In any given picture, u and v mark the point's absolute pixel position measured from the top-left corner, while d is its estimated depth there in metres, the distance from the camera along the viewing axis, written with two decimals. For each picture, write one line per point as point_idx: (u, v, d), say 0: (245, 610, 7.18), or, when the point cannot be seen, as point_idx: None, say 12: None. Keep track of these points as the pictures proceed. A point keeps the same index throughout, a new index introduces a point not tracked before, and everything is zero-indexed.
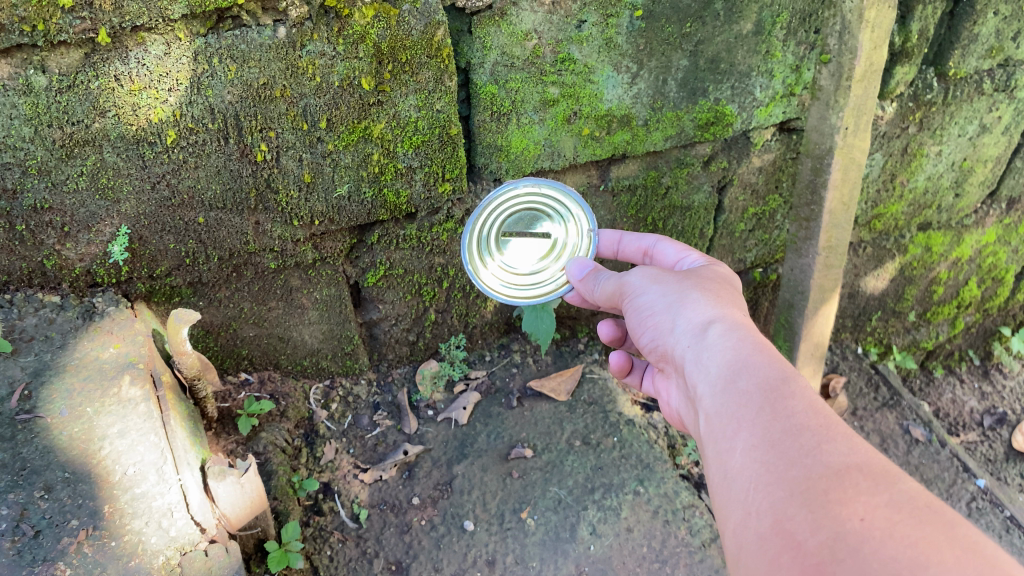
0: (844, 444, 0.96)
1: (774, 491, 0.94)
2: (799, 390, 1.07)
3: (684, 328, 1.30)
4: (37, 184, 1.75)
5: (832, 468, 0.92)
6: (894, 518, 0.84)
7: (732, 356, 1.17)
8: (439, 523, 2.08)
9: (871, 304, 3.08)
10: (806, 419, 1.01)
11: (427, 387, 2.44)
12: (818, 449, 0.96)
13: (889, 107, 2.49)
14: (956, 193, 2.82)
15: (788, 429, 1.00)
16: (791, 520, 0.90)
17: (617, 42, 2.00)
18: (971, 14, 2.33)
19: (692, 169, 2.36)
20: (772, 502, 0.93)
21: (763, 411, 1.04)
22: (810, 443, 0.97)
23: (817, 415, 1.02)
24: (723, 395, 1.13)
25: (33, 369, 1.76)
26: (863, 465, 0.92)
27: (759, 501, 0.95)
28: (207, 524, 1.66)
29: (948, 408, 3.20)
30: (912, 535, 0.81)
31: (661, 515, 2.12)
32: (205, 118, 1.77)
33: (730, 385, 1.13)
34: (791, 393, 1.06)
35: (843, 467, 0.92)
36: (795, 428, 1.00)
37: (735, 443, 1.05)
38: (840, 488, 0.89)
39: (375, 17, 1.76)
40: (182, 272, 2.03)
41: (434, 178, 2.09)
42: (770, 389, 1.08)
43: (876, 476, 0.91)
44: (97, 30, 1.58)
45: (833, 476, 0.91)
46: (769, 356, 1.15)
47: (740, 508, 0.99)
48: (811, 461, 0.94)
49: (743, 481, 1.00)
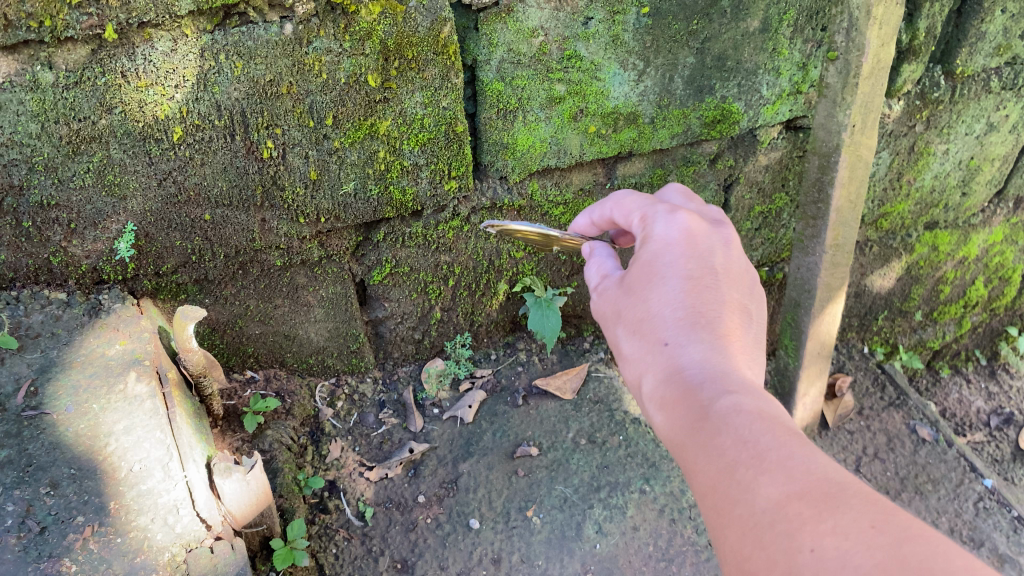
0: (781, 468, 0.93)
1: (729, 535, 0.94)
2: (723, 417, 1.02)
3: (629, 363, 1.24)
4: (43, 181, 1.75)
5: (772, 504, 0.90)
6: (842, 547, 0.82)
7: (669, 387, 1.12)
8: (444, 521, 2.07)
9: (877, 303, 3.07)
10: (740, 450, 0.97)
11: (432, 385, 2.43)
12: (755, 489, 0.93)
13: (896, 105, 2.48)
14: (964, 191, 2.81)
15: (725, 469, 0.97)
16: (748, 562, 0.90)
17: (623, 39, 2.00)
18: (979, 12, 2.32)
19: (699, 167, 2.36)
20: (732, 545, 0.94)
21: (698, 453, 1.02)
22: (747, 482, 0.94)
23: (749, 439, 0.98)
24: (666, 435, 1.10)
25: (39, 365, 1.75)
26: (802, 492, 0.90)
27: (722, 545, 0.96)
28: (212, 521, 1.66)
29: (955, 408, 3.19)
30: (862, 568, 0.80)
31: (666, 514, 2.12)
32: (211, 114, 1.77)
33: (673, 423, 1.09)
34: (719, 423, 1.02)
35: (784, 497, 0.90)
36: (731, 467, 0.97)
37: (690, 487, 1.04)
38: (785, 523, 0.88)
39: (381, 14, 1.76)
40: (188, 269, 2.03)
41: (440, 176, 2.09)
42: (697, 432, 1.03)
43: (818, 501, 0.88)
44: (104, 26, 1.58)
45: (774, 511, 0.90)
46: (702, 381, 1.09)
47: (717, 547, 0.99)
48: (751, 499, 0.93)
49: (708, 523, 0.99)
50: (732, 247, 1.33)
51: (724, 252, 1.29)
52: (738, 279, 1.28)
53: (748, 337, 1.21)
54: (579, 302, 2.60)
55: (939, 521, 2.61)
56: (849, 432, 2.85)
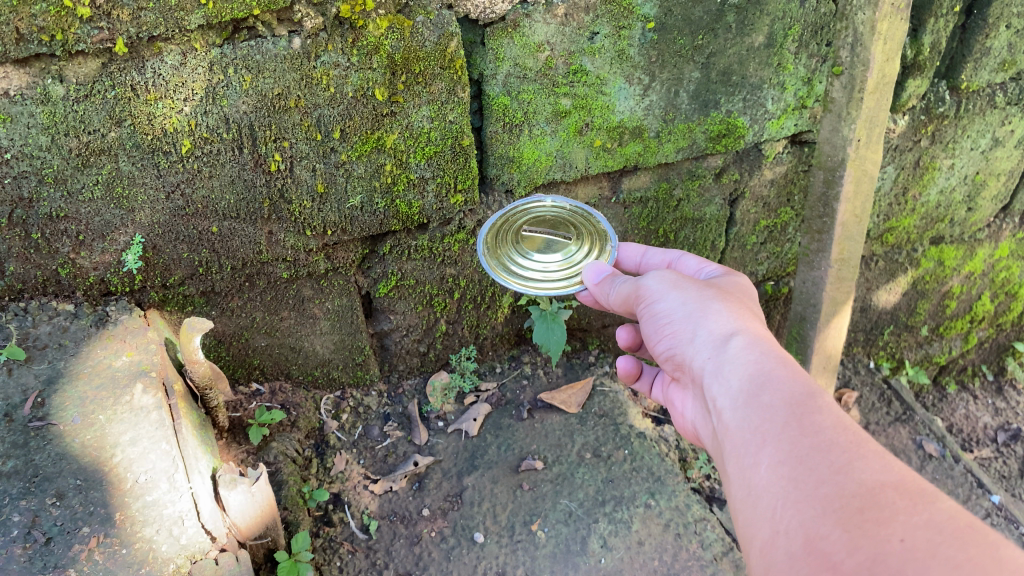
0: (876, 460, 0.96)
1: (805, 508, 0.94)
2: (826, 406, 1.07)
3: (706, 338, 1.29)
4: (53, 193, 1.76)
5: (866, 486, 0.92)
6: (935, 539, 0.83)
7: (757, 365, 1.17)
8: (449, 534, 2.07)
9: (883, 318, 3.07)
10: (837, 436, 1.01)
11: (437, 399, 2.43)
12: (852, 466, 0.95)
13: (901, 120, 2.49)
14: (969, 207, 2.82)
15: (817, 443, 1.00)
16: (825, 539, 0.89)
17: (629, 53, 2.01)
18: (984, 28, 2.33)
19: (704, 181, 2.37)
20: (803, 520, 0.93)
21: (790, 424, 1.05)
22: (842, 460, 0.96)
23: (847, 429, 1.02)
24: (747, 409, 1.12)
25: (46, 377, 1.76)
26: (897, 483, 0.92)
27: (789, 518, 0.95)
28: (217, 533, 1.67)
29: (962, 424, 3.17)
30: (954, 558, 0.80)
31: (672, 528, 2.11)
32: (219, 128, 1.78)
33: (759, 391, 1.13)
34: (818, 407, 1.06)
35: (878, 484, 0.92)
36: (825, 443, 1.00)
37: (759, 459, 1.05)
38: (876, 507, 0.88)
39: (389, 28, 1.78)
40: (194, 281, 2.03)
41: (446, 189, 2.10)
42: (795, 404, 1.08)
43: (913, 494, 0.90)
44: (114, 40, 1.60)
45: (866, 494, 0.91)
46: (793, 371, 1.15)
47: (769, 526, 0.98)
48: (843, 478, 0.94)
49: (770, 499, 1.00)
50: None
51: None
52: None
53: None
54: (583, 316, 2.61)
55: None
56: None
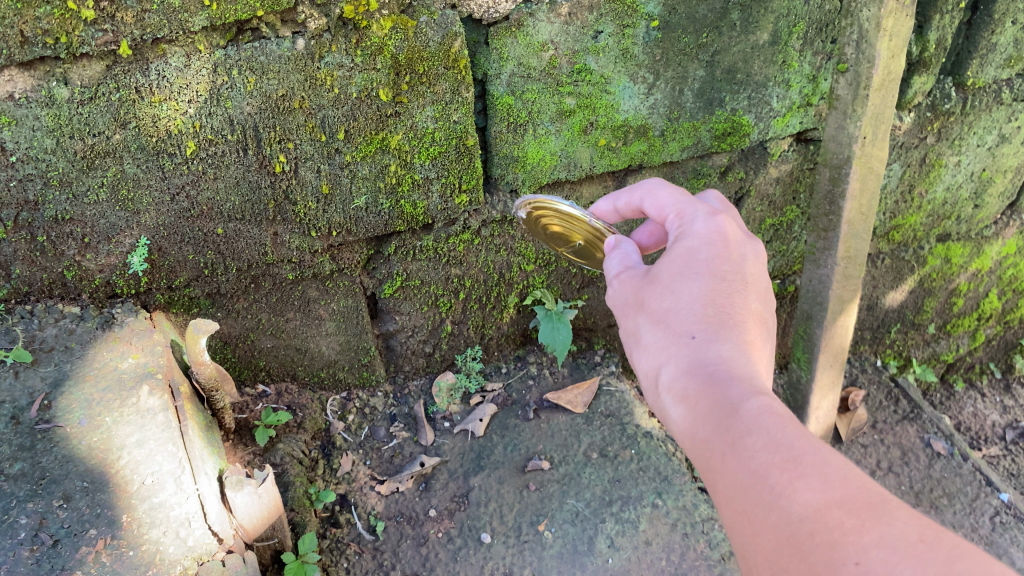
0: (819, 473, 0.86)
1: (762, 544, 0.86)
2: (758, 414, 0.95)
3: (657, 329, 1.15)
4: (58, 196, 1.77)
5: (813, 507, 0.83)
6: (891, 560, 0.75)
7: (690, 382, 1.05)
8: (456, 535, 2.06)
9: (890, 317, 3.06)
10: (776, 454, 0.90)
11: (443, 399, 2.42)
12: (791, 492, 0.85)
13: (907, 117, 2.48)
14: (976, 204, 2.80)
15: (753, 468, 0.90)
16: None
17: (633, 52, 2.01)
18: (990, 24, 2.32)
19: (709, 180, 2.36)
20: (765, 557, 0.86)
21: (727, 456, 0.94)
22: (784, 481, 0.87)
23: (788, 436, 0.91)
24: (690, 446, 1.01)
25: (52, 379, 1.76)
26: (844, 498, 0.82)
27: (754, 557, 0.88)
28: (224, 534, 1.66)
29: (970, 422, 3.16)
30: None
31: (679, 528, 2.10)
32: (224, 129, 1.78)
33: (694, 415, 1.02)
34: (750, 421, 0.94)
35: (822, 504, 0.83)
36: (760, 466, 0.90)
37: (715, 497, 0.96)
38: (824, 531, 0.80)
39: (392, 29, 1.77)
40: (200, 283, 2.04)
41: (451, 189, 2.09)
42: (726, 427, 0.96)
43: (862, 509, 0.81)
44: (118, 42, 1.61)
45: (813, 517, 0.82)
46: (722, 382, 1.02)
47: (745, 563, 0.91)
48: (788, 503, 0.85)
49: (735, 537, 0.92)
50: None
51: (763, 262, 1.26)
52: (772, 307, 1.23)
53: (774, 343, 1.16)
54: (589, 316, 2.60)
55: None
56: (863, 445, 2.83)
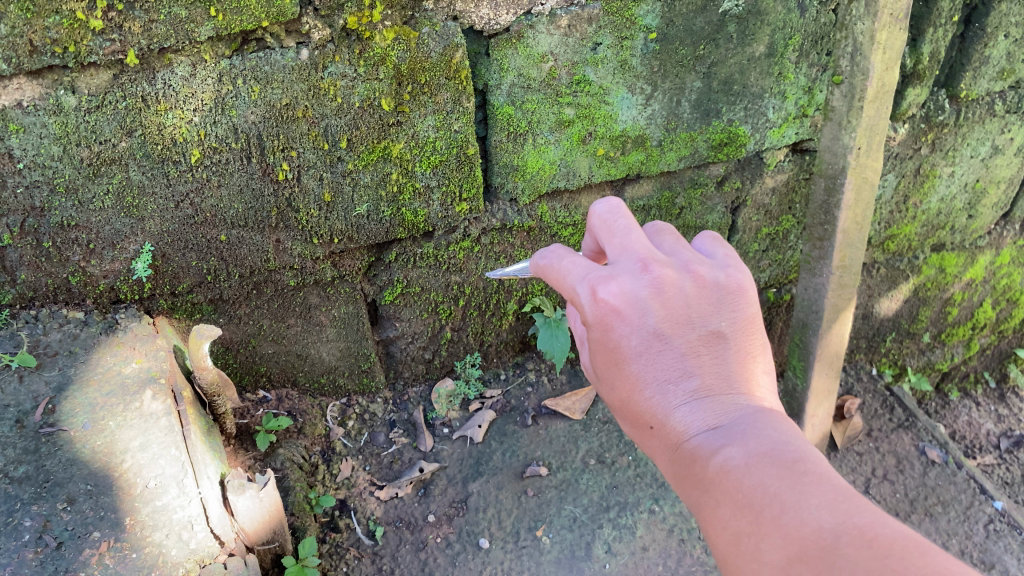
0: (777, 530, 0.91)
1: None
2: (724, 485, 1.00)
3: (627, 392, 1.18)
4: (64, 203, 1.79)
5: (779, 566, 0.89)
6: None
7: (671, 463, 1.11)
8: (454, 540, 2.08)
9: (885, 326, 3.08)
10: (745, 518, 0.95)
11: (442, 406, 2.45)
12: (760, 558, 0.91)
13: (902, 128, 2.51)
14: (970, 214, 2.84)
15: (733, 540, 0.96)
16: None
17: (631, 64, 2.04)
18: (982, 37, 2.35)
19: (706, 189, 2.39)
20: None
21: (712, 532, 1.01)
22: (752, 549, 0.93)
23: (745, 503, 0.96)
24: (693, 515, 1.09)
25: (56, 383, 1.79)
26: (801, 553, 0.88)
27: None
28: (225, 537, 1.67)
29: (964, 430, 3.18)
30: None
31: (676, 534, 2.13)
32: (228, 137, 1.81)
33: (683, 491, 1.09)
34: (717, 498, 1.00)
35: (785, 563, 0.89)
36: (736, 537, 0.96)
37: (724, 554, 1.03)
38: None
39: (395, 40, 1.80)
40: (203, 289, 2.06)
41: (451, 198, 2.12)
42: (704, 503, 1.03)
43: (815, 560, 0.86)
44: (125, 52, 1.63)
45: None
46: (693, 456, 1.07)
47: None
48: (760, 566, 0.92)
49: None
50: (682, 260, 1.22)
51: (672, 277, 1.17)
52: (702, 295, 1.18)
53: (729, 358, 1.16)
54: None
55: (949, 543, 2.60)
56: (858, 454, 2.85)
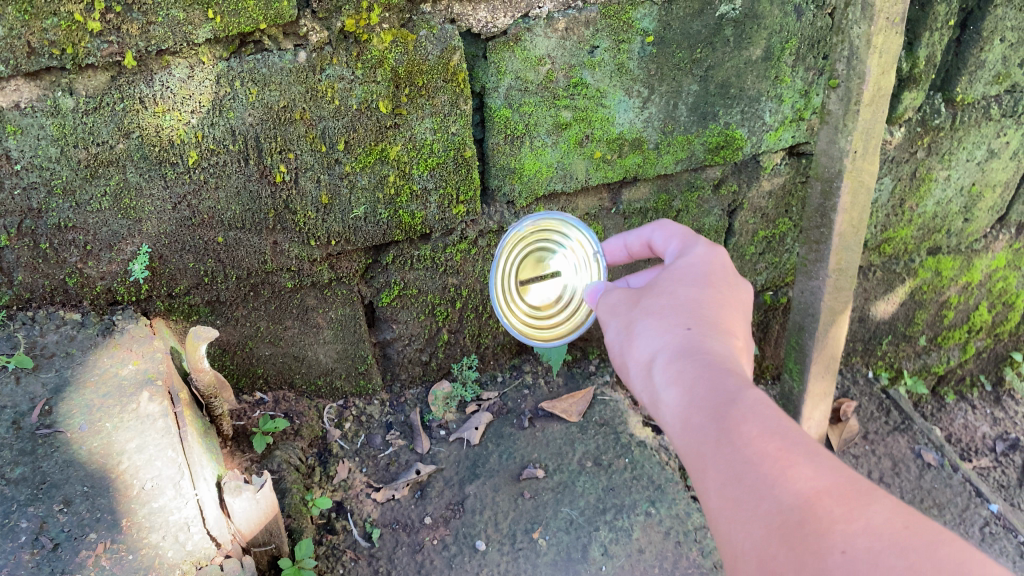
0: (811, 463, 0.90)
1: (750, 530, 0.89)
2: (757, 405, 0.97)
3: (635, 335, 1.19)
4: (61, 204, 1.79)
5: (803, 494, 0.87)
6: (876, 548, 0.80)
7: (681, 368, 1.07)
8: (450, 542, 2.08)
9: (881, 329, 3.09)
10: (744, 466, 0.92)
11: (439, 408, 2.45)
12: (784, 478, 0.89)
13: (898, 132, 2.52)
14: (966, 217, 2.85)
15: (749, 453, 0.93)
16: (774, 562, 0.85)
17: (629, 67, 2.04)
18: (978, 41, 2.36)
19: (703, 193, 2.40)
20: (751, 542, 0.89)
21: (720, 442, 0.96)
22: (775, 472, 0.90)
23: (778, 430, 0.94)
24: (682, 428, 1.02)
25: (53, 386, 1.80)
26: (834, 489, 0.87)
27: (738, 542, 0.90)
28: (222, 539, 1.67)
29: (960, 433, 3.19)
30: (896, 568, 0.78)
31: (672, 536, 2.10)
32: (226, 139, 1.81)
33: (683, 400, 1.04)
34: (746, 413, 0.96)
35: (813, 493, 0.87)
36: (756, 454, 0.92)
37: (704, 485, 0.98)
38: (814, 521, 0.85)
39: (393, 42, 1.81)
40: (200, 291, 2.06)
41: (449, 201, 2.12)
42: (719, 411, 0.98)
43: (851, 500, 0.86)
44: (123, 53, 1.64)
45: (804, 507, 0.86)
46: (725, 371, 1.04)
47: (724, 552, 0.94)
48: (779, 492, 0.89)
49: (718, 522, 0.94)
50: None
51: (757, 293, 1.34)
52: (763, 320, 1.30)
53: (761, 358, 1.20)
54: None
55: None
56: (854, 457, 2.85)
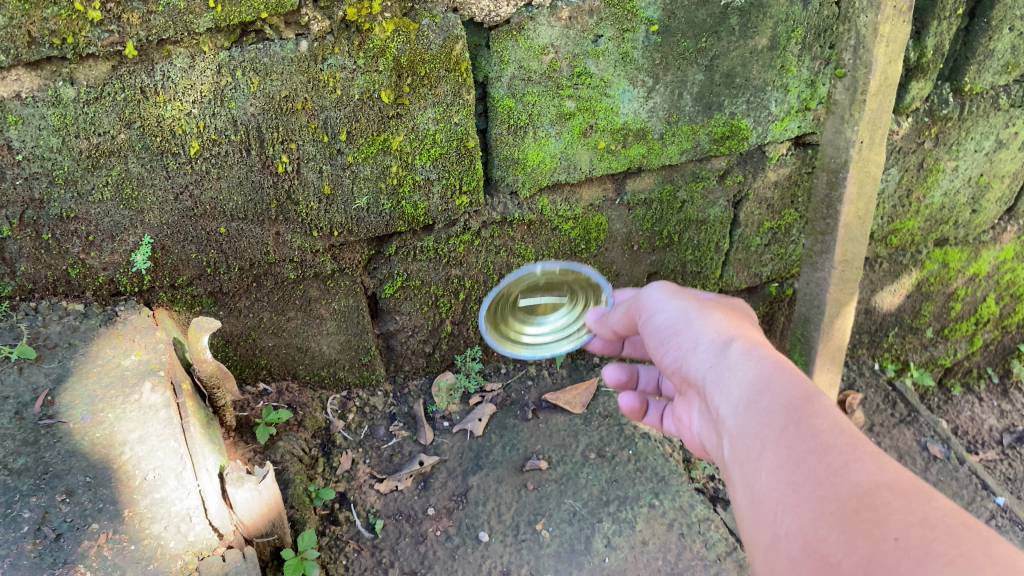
0: (872, 461, 0.95)
1: (803, 512, 0.93)
2: (822, 408, 1.06)
3: (704, 347, 1.29)
4: (63, 194, 1.80)
5: (861, 485, 0.91)
6: (929, 536, 0.82)
7: (753, 365, 1.18)
8: (454, 533, 2.07)
9: (888, 320, 3.07)
10: (810, 465, 0.97)
11: (442, 399, 2.44)
12: (844, 468, 0.94)
13: (905, 122, 2.49)
14: (973, 209, 2.82)
15: (813, 443, 0.99)
16: (823, 541, 0.88)
17: (633, 56, 2.03)
18: (987, 30, 2.34)
19: (708, 183, 2.38)
20: (801, 523, 0.93)
21: (787, 430, 1.04)
22: (835, 462, 0.96)
23: (844, 429, 1.01)
24: (746, 415, 1.12)
25: (56, 375, 1.80)
26: (892, 482, 0.90)
27: (787, 523, 0.95)
28: (224, 530, 1.65)
29: (967, 426, 3.18)
30: (947, 555, 0.79)
31: (676, 528, 2.09)
32: (227, 129, 1.81)
33: (751, 389, 1.14)
34: (815, 411, 1.05)
35: (873, 485, 0.91)
36: (820, 444, 0.99)
37: (759, 464, 1.05)
38: (871, 507, 0.88)
39: (395, 31, 1.80)
40: (202, 282, 2.06)
41: (452, 191, 2.11)
42: (791, 408, 1.07)
43: (907, 493, 0.89)
44: (124, 43, 1.63)
45: (861, 495, 0.90)
46: (792, 375, 1.14)
47: (770, 532, 0.98)
48: (839, 480, 0.93)
49: (770, 503, 0.99)
50: None
51: None
52: None
53: None
54: None
55: None
56: None
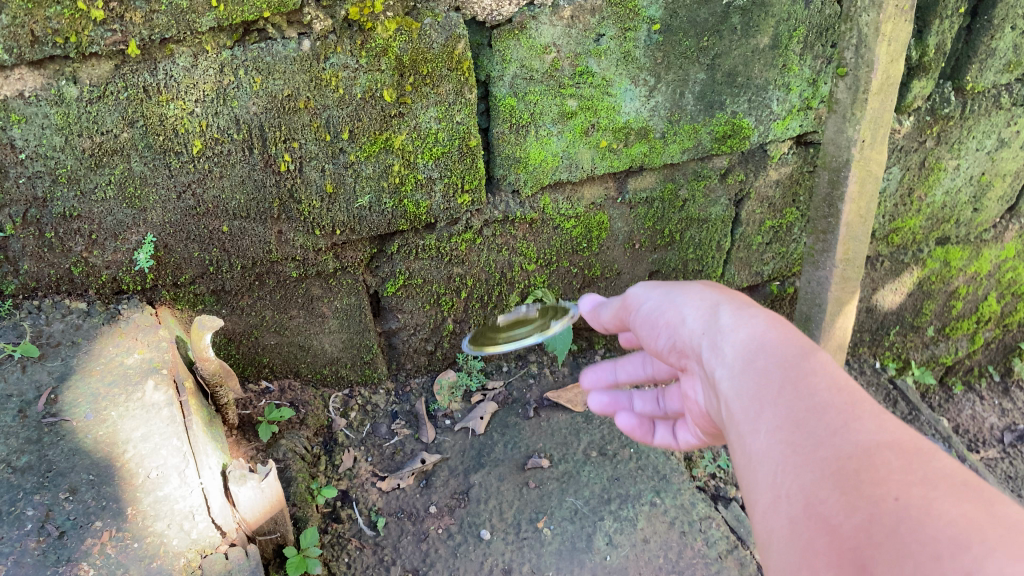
0: (874, 418, 0.85)
1: (803, 473, 0.84)
2: (821, 365, 0.96)
3: (690, 318, 1.18)
4: (66, 193, 1.80)
5: (863, 443, 0.82)
6: (931, 496, 0.74)
7: (746, 326, 1.08)
8: (456, 531, 2.08)
9: (889, 319, 3.07)
10: (808, 423, 0.88)
11: (444, 397, 2.45)
12: (845, 427, 0.85)
13: (907, 121, 2.50)
14: (975, 207, 2.82)
15: (812, 403, 0.90)
16: (822, 504, 0.79)
17: (635, 55, 2.03)
18: (989, 29, 2.34)
19: (709, 182, 2.38)
20: (801, 485, 0.83)
21: (784, 391, 0.94)
22: (835, 420, 0.86)
23: (846, 387, 0.91)
24: (741, 379, 1.01)
25: (59, 374, 1.80)
26: (896, 441, 0.82)
27: (786, 484, 0.85)
28: (227, 528, 1.67)
29: (968, 424, 3.18)
30: (950, 516, 0.71)
31: (677, 526, 2.10)
32: (230, 128, 1.81)
33: (745, 355, 1.03)
34: (813, 368, 0.95)
35: (874, 444, 0.82)
36: (819, 403, 0.89)
37: (756, 427, 0.94)
38: (872, 468, 0.79)
39: (397, 31, 1.80)
40: (205, 280, 2.06)
41: (454, 189, 2.11)
42: (787, 367, 0.96)
43: (911, 452, 0.80)
44: (127, 42, 1.63)
45: (862, 455, 0.81)
46: (789, 334, 1.03)
47: (768, 495, 0.88)
48: (840, 440, 0.83)
49: (766, 465, 0.89)
50: None
51: None
52: None
53: None
54: None
55: None
56: None
